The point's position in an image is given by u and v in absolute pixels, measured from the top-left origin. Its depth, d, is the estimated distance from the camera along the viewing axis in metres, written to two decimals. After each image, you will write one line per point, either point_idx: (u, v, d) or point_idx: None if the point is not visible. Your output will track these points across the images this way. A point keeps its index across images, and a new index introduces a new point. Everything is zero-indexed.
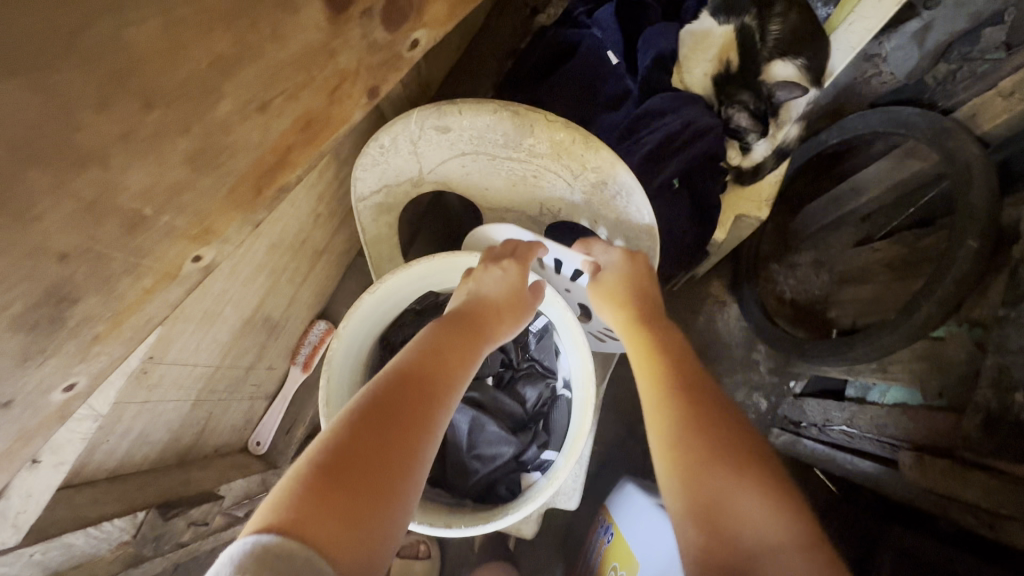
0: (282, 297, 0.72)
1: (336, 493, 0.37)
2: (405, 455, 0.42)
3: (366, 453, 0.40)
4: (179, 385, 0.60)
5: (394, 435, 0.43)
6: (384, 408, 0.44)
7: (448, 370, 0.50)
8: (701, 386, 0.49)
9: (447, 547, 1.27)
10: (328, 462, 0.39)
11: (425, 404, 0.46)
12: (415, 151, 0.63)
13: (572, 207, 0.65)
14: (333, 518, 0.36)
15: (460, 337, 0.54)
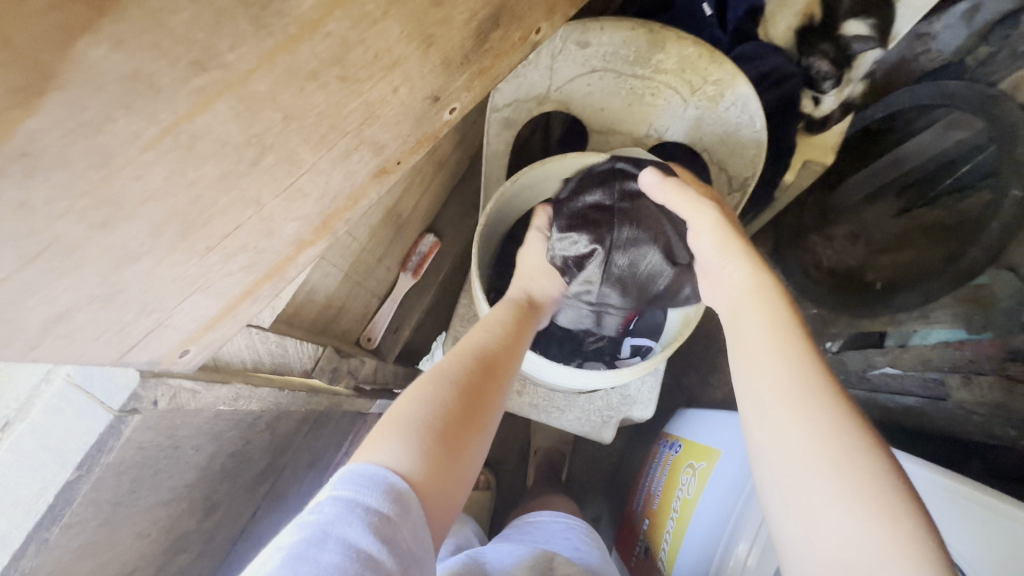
0: (410, 200, 0.82)
1: (437, 453, 0.47)
2: (473, 424, 0.52)
3: (452, 423, 0.50)
4: (342, 254, 0.69)
5: (467, 406, 0.52)
6: (464, 388, 0.54)
7: (504, 359, 0.60)
8: (810, 367, 0.47)
9: (501, 478, 1.35)
10: (427, 427, 0.48)
11: (491, 389, 0.56)
12: (551, 67, 0.72)
13: (682, 125, 0.75)
14: (436, 470, 0.46)
15: (510, 331, 0.63)
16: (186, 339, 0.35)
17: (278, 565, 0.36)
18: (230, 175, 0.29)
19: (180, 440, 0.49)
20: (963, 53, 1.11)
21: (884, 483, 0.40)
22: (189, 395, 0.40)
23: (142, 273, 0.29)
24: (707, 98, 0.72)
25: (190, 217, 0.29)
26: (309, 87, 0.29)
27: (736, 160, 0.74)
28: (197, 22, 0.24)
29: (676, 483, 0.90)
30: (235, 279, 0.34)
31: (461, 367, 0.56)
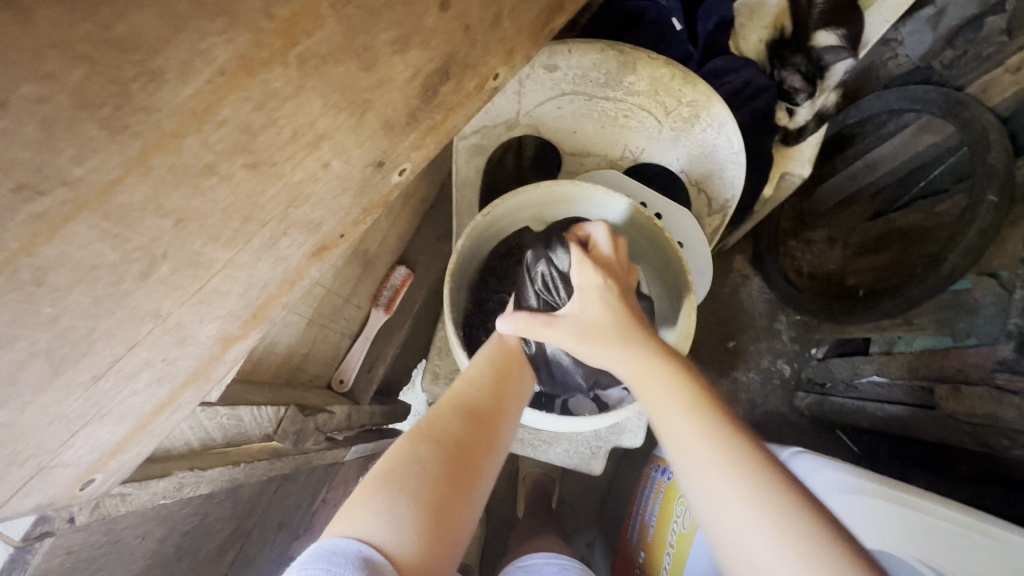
0: (378, 234, 0.77)
1: (420, 523, 0.41)
2: (469, 481, 0.46)
3: (437, 485, 0.44)
4: (303, 300, 0.64)
5: (466, 459, 0.48)
6: (459, 441, 0.48)
7: (500, 408, 0.55)
8: (702, 399, 0.44)
9: (490, 509, 1.30)
10: (408, 492, 0.42)
11: (488, 440, 0.51)
12: (519, 91, 0.69)
13: (656, 147, 0.72)
14: (429, 542, 0.41)
15: (504, 371, 0.59)
16: (87, 471, 0.32)
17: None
18: (110, 294, 0.27)
19: (122, 533, 0.44)
20: (930, 57, 1.11)
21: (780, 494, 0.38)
22: (116, 501, 0.37)
23: (3, 424, 0.26)
24: (682, 119, 0.69)
25: (63, 350, 0.26)
26: (206, 180, 0.28)
27: (715, 181, 0.72)
28: (51, 121, 0.22)
29: (670, 513, 0.86)
30: (142, 397, 0.32)
31: (446, 424, 0.50)
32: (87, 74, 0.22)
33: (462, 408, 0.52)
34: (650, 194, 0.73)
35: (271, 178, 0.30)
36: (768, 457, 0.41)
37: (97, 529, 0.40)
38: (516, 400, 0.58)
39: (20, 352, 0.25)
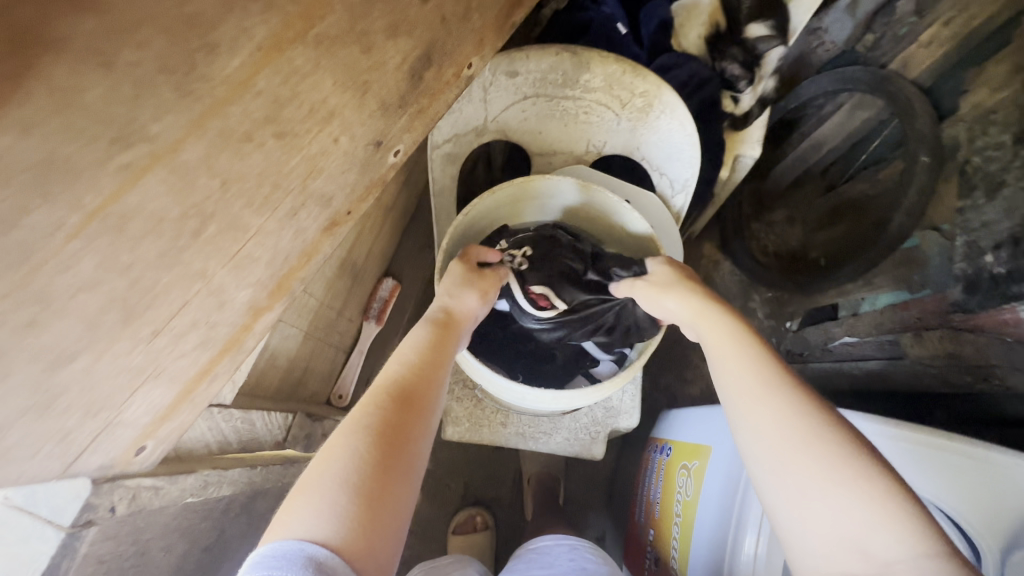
0: (364, 247, 0.80)
1: (357, 513, 0.40)
2: (409, 460, 0.45)
3: (374, 472, 0.43)
4: (299, 312, 0.66)
5: (399, 436, 0.46)
6: (392, 421, 0.47)
7: (431, 376, 0.53)
8: (767, 366, 0.48)
9: (498, 517, 1.30)
10: (342, 487, 0.41)
11: (421, 410, 0.49)
12: (484, 98, 0.74)
13: (617, 138, 0.77)
14: (368, 528, 0.40)
15: (434, 340, 0.57)
16: (141, 436, 0.35)
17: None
18: (169, 250, 0.32)
19: (147, 544, 0.45)
20: (853, 41, 1.22)
21: (848, 453, 0.40)
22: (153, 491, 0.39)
23: (77, 373, 0.30)
24: (637, 109, 0.74)
25: (130, 300, 0.31)
26: (245, 148, 0.35)
27: (675, 164, 0.77)
28: (109, 96, 0.30)
29: (673, 486, 0.90)
30: (189, 360, 0.35)
31: (376, 407, 0.47)
32: (163, 47, 0.31)
33: (390, 388, 0.50)
34: (618, 182, 0.78)
35: (290, 152, 0.37)
36: (845, 425, 0.42)
37: (126, 536, 0.42)
38: (448, 368, 0.56)
39: (91, 303, 0.30)
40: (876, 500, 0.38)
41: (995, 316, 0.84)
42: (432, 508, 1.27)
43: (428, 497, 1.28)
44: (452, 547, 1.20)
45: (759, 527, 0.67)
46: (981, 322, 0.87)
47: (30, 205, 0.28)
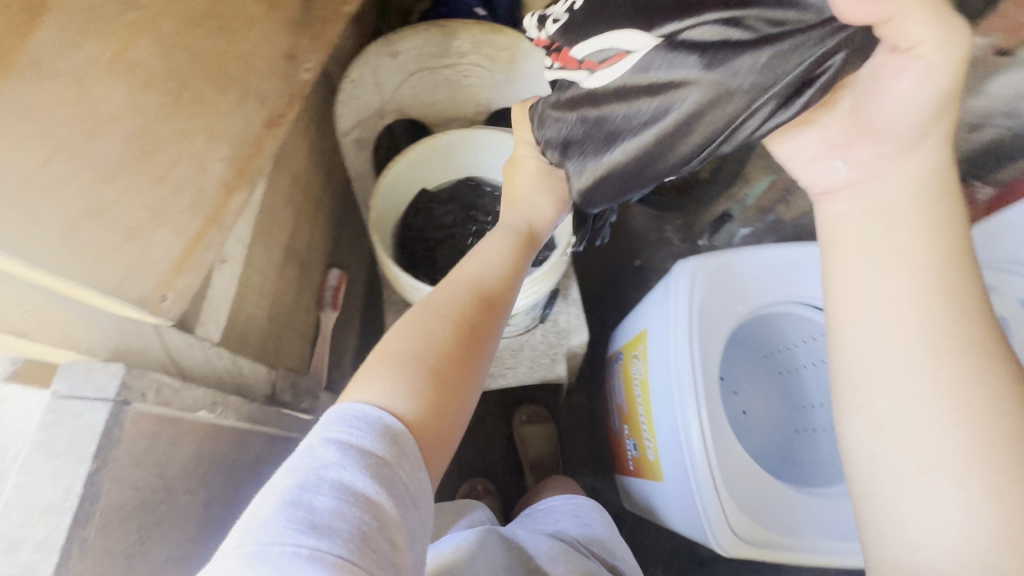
0: (303, 237, 0.88)
1: (427, 391, 0.52)
2: (468, 358, 0.57)
3: (445, 369, 0.54)
4: (259, 294, 0.73)
5: (462, 342, 0.57)
6: (459, 324, 0.58)
7: (505, 286, 0.63)
8: (960, 332, 0.43)
9: (498, 483, 1.37)
10: (414, 369, 0.53)
11: (488, 321, 0.60)
12: (376, 81, 0.85)
13: (498, 90, 0.91)
14: (433, 405, 0.52)
15: (514, 256, 0.65)
16: (160, 282, 0.42)
17: (273, 508, 0.39)
18: (163, 105, 0.44)
19: (171, 481, 0.50)
20: None
21: (996, 441, 0.39)
22: (170, 390, 0.48)
23: (117, 192, 0.40)
24: (506, 61, 0.86)
25: (142, 140, 0.42)
26: (200, 32, 0.49)
27: None
28: None
29: (631, 377, 0.99)
30: (187, 216, 0.44)
31: (458, 304, 0.59)
32: None
33: (474, 289, 0.61)
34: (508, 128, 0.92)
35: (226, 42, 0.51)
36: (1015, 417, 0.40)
37: (149, 464, 0.47)
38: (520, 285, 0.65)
39: (111, 139, 0.40)
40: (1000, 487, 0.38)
41: None
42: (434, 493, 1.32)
43: None
44: None
45: (700, 404, 0.71)
46: None
47: (29, 113, 0.36)
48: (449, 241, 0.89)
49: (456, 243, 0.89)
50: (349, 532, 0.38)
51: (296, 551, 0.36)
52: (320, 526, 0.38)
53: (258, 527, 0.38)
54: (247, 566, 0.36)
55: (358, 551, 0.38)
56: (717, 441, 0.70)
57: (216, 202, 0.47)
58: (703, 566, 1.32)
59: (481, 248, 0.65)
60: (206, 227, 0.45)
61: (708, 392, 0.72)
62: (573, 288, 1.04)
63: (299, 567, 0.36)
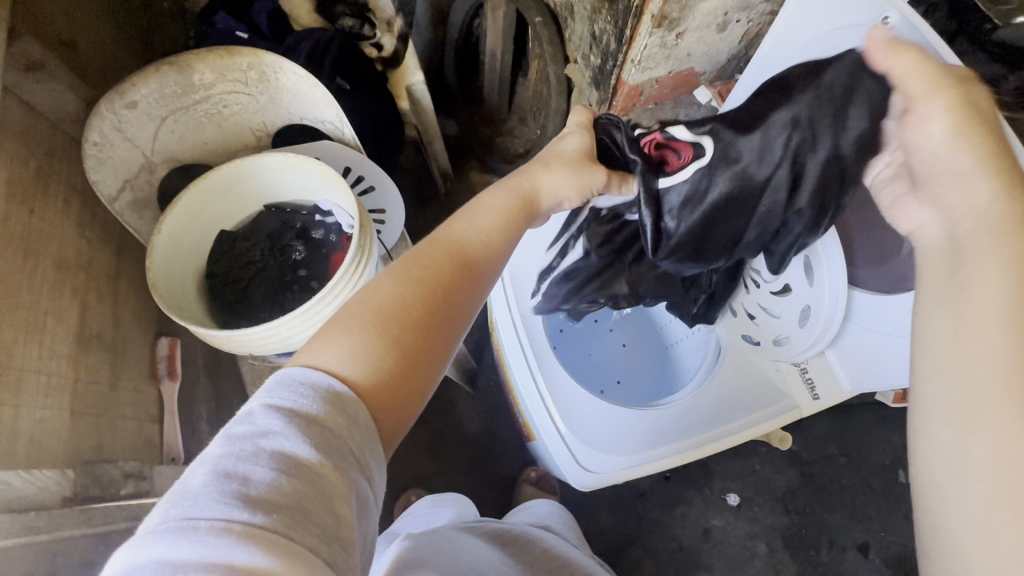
0: (104, 317, 0.82)
1: (383, 363, 0.48)
2: (439, 322, 0.53)
3: (410, 330, 0.51)
4: (46, 391, 0.67)
5: (440, 307, 0.54)
6: (434, 283, 0.54)
7: (490, 250, 0.59)
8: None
9: (433, 488, 1.37)
10: (373, 334, 0.49)
11: (467, 287, 0.56)
12: (126, 135, 0.80)
13: (268, 110, 0.89)
14: (386, 371, 0.48)
15: (512, 221, 0.61)
16: None
17: (204, 479, 0.35)
18: None
19: None
20: None
21: None
22: None
23: None
24: (259, 80, 0.84)
25: None
26: None
27: (322, 109, 0.87)
28: None
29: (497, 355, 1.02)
30: None
31: (435, 266, 0.55)
32: None
33: (456, 253, 0.57)
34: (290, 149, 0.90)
35: None
36: None
37: None
38: (503, 252, 0.60)
39: None
40: None
41: (619, 92, 1.05)
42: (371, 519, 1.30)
43: None
44: None
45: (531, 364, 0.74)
46: (623, 105, 1.09)
47: None
48: (259, 277, 0.86)
49: (268, 277, 0.86)
50: (281, 505, 0.34)
51: (226, 526, 0.32)
52: (254, 501, 0.34)
53: (185, 499, 0.34)
54: (168, 543, 0.32)
55: (285, 520, 0.34)
56: (557, 393, 0.74)
57: None
58: (643, 497, 1.38)
59: (473, 208, 0.61)
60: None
61: (536, 351, 0.76)
62: None
63: (228, 542, 0.32)
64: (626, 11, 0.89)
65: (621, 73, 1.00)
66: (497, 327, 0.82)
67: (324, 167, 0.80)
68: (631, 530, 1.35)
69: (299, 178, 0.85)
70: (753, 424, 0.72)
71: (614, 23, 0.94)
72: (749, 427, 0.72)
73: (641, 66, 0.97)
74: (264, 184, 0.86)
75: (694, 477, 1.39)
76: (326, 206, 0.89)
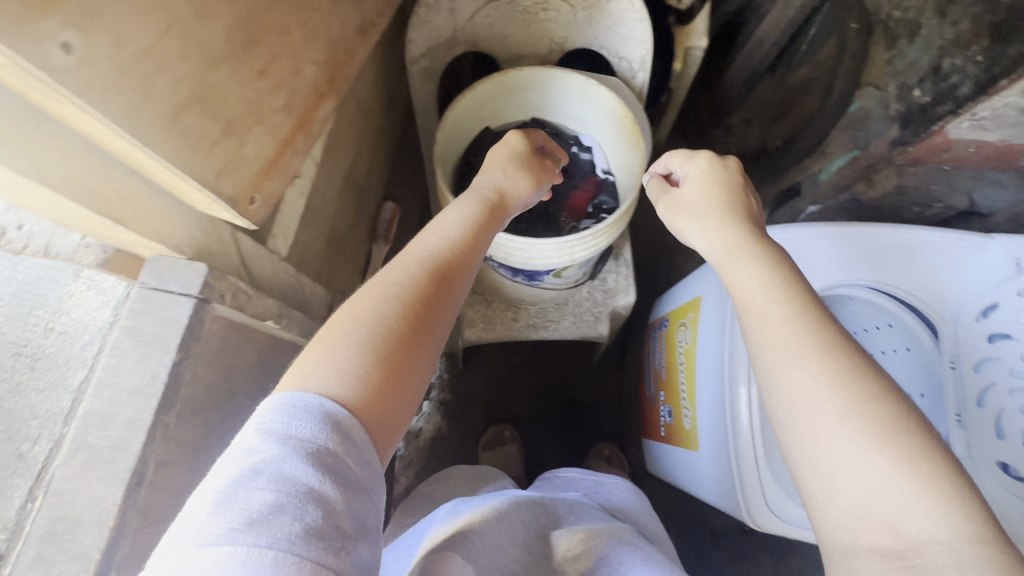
0: (363, 165, 0.88)
1: (369, 381, 0.49)
2: (423, 336, 0.55)
3: (396, 347, 0.53)
4: (320, 215, 0.73)
5: (425, 320, 0.56)
6: (424, 301, 0.56)
7: (465, 258, 0.62)
8: (829, 333, 0.48)
9: (523, 432, 1.40)
10: (361, 353, 0.50)
11: (448, 294, 0.59)
12: (452, 8, 0.80)
13: (577, 30, 0.86)
14: (377, 393, 0.49)
15: (481, 218, 0.66)
16: (251, 184, 0.48)
17: (208, 510, 0.37)
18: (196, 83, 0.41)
19: None
20: None
21: (903, 438, 0.42)
22: (245, 294, 0.55)
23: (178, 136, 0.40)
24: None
25: (246, 39, 0.45)
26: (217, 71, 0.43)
27: (630, 48, 0.84)
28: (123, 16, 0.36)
29: (676, 346, 0.97)
30: (277, 119, 0.49)
31: (416, 283, 0.57)
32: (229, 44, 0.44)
33: (437, 267, 0.60)
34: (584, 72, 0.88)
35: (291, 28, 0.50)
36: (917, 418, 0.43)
37: None
38: (478, 251, 0.64)
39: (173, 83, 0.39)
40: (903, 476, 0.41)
41: (928, 142, 0.94)
42: (461, 433, 1.37)
43: (455, 424, 1.38)
44: (485, 460, 1.30)
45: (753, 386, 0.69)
46: (919, 154, 0.97)
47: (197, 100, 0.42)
48: None
49: None
50: (292, 529, 0.37)
51: (234, 550, 0.35)
52: (260, 524, 0.37)
53: (192, 532, 0.36)
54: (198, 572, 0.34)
55: (307, 545, 0.37)
56: (767, 431, 0.69)
57: (309, 108, 0.53)
58: (714, 538, 1.34)
59: (438, 221, 0.65)
60: (295, 133, 0.52)
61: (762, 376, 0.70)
62: (627, 249, 1.01)
63: (264, 569, 0.35)
64: (1008, 62, 0.76)
65: (948, 122, 0.87)
66: (721, 336, 0.76)
67: (621, 109, 0.79)
68: (690, 561, 1.33)
69: (584, 107, 0.84)
70: (784, 525, 0.69)
71: (978, 68, 0.81)
72: (779, 524, 0.69)
73: (976, 124, 0.85)
74: (547, 100, 0.86)
75: (775, 545, 1.32)
76: (589, 142, 0.89)
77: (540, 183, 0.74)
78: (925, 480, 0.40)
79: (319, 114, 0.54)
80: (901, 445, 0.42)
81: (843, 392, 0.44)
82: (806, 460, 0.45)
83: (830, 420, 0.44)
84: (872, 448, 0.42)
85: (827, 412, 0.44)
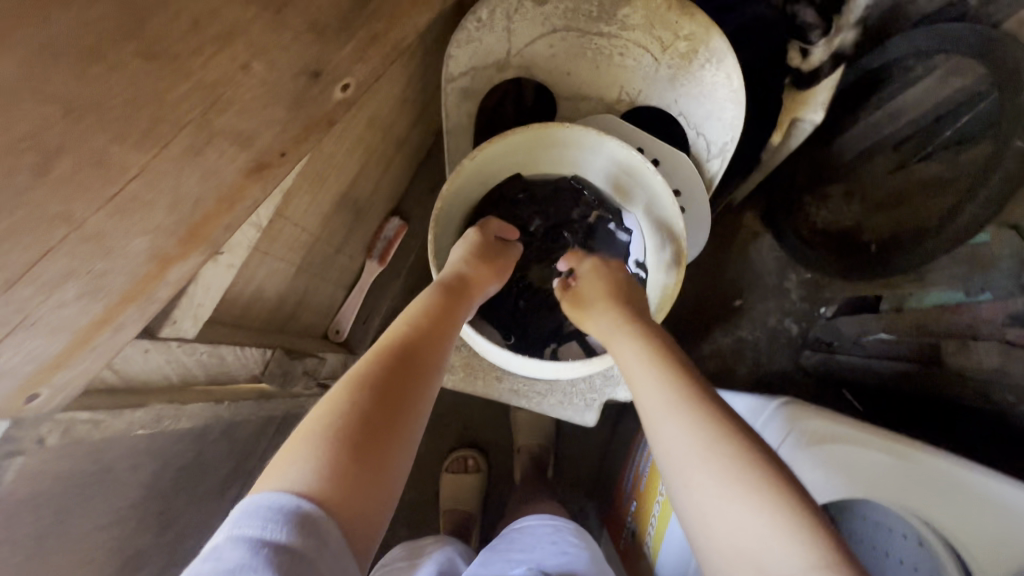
0: (368, 181, 0.76)
1: (346, 467, 0.39)
2: (410, 406, 0.45)
3: (377, 423, 0.42)
4: (291, 245, 0.63)
5: (413, 391, 0.45)
6: (405, 368, 0.46)
7: (442, 327, 0.52)
8: (685, 381, 0.49)
9: (491, 463, 1.33)
10: (335, 437, 0.40)
11: (429, 360, 0.48)
12: (509, 28, 0.66)
13: (655, 87, 0.69)
14: (358, 483, 0.39)
15: (450, 295, 0.55)
16: (29, 381, 0.36)
17: None
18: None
19: (112, 463, 0.47)
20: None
21: (747, 471, 0.41)
22: (90, 428, 0.42)
23: None
24: (680, 55, 0.65)
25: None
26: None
27: (713, 126, 0.67)
28: None
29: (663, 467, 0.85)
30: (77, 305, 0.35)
31: (394, 350, 0.47)
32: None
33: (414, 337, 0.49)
34: (650, 140, 0.71)
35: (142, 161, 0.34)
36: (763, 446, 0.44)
37: (85, 457, 0.44)
38: (455, 320, 0.54)
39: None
40: (756, 508, 0.39)
41: None
42: (429, 445, 1.31)
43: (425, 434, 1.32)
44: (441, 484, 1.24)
45: None
46: None
47: None
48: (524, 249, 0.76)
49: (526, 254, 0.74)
50: None
51: None
52: None
53: None
54: None
55: None
56: None
57: (147, 275, 0.38)
58: None
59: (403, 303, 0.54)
60: (118, 307, 0.37)
61: None
62: None
63: None
64: None
65: None
66: None
67: (674, 205, 0.63)
68: None
69: (635, 185, 0.68)
70: None
71: None
72: None
73: None
74: (593, 164, 0.70)
75: None
76: (630, 222, 0.74)
77: (504, 268, 0.63)
78: (777, 510, 0.39)
79: (168, 278, 0.39)
80: (751, 476, 0.41)
81: (700, 440, 0.44)
82: (681, 504, 0.44)
83: (683, 461, 0.44)
84: (725, 484, 0.41)
85: (683, 453, 0.44)
